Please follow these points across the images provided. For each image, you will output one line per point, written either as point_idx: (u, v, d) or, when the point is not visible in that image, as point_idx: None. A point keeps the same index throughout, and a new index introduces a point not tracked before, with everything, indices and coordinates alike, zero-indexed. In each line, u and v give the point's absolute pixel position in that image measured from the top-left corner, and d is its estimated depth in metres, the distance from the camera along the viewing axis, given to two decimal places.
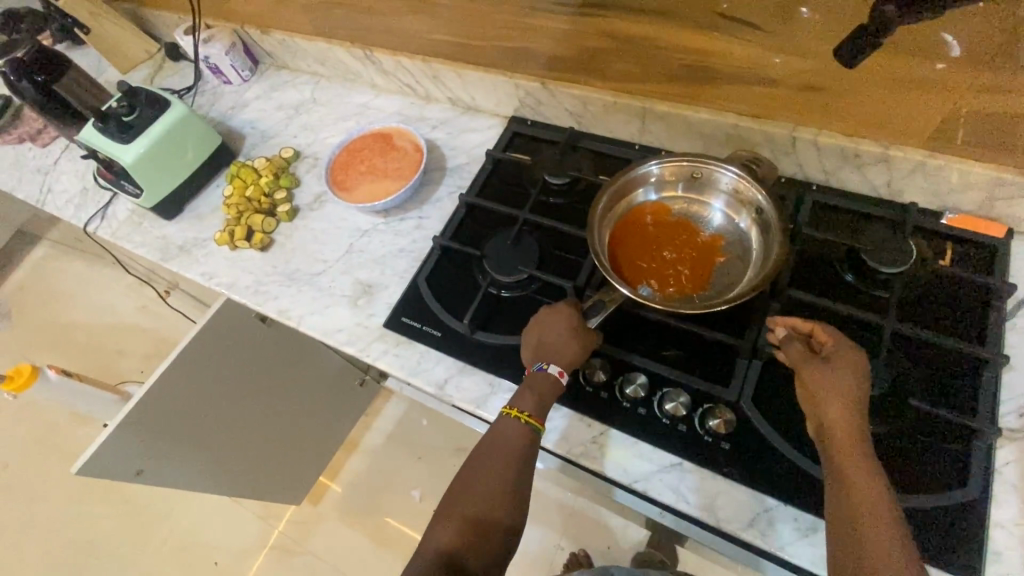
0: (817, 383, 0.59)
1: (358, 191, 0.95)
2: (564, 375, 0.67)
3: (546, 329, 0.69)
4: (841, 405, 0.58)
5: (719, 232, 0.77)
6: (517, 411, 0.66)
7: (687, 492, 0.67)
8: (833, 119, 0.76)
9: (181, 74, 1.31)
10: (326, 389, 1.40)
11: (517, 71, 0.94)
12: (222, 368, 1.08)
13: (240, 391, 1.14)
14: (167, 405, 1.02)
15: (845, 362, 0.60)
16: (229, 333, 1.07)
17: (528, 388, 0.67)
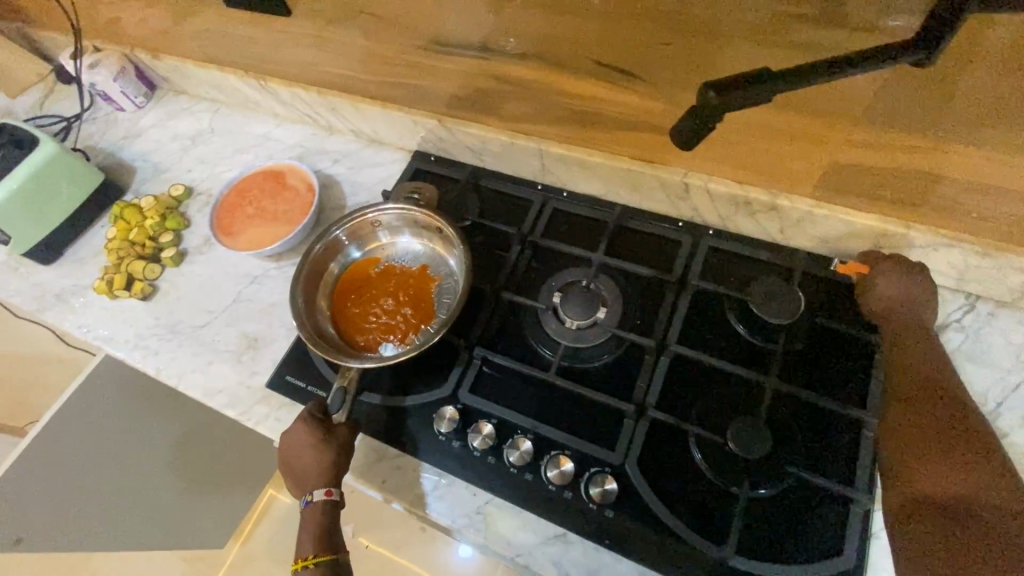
0: (896, 309, 0.67)
1: (246, 237, 0.89)
2: (332, 491, 0.68)
3: (288, 454, 0.69)
4: (914, 318, 0.66)
5: (426, 266, 0.81)
6: (302, 560, 0.66)
7: (569, 566, 0.64)
8: (723, 164, 0.74)
9: (72, 99, 1.22)
10: (241, 459, 1.27)
11: (414, 107, 0.90)
12: (118, 419, 1.05)
13: (142, 448, 1.08)
14: (53, 459, 0.98)
15: (907, 288, 0.66)
16: (121, 382, 1.04)
17: (305, 531, 0.67)
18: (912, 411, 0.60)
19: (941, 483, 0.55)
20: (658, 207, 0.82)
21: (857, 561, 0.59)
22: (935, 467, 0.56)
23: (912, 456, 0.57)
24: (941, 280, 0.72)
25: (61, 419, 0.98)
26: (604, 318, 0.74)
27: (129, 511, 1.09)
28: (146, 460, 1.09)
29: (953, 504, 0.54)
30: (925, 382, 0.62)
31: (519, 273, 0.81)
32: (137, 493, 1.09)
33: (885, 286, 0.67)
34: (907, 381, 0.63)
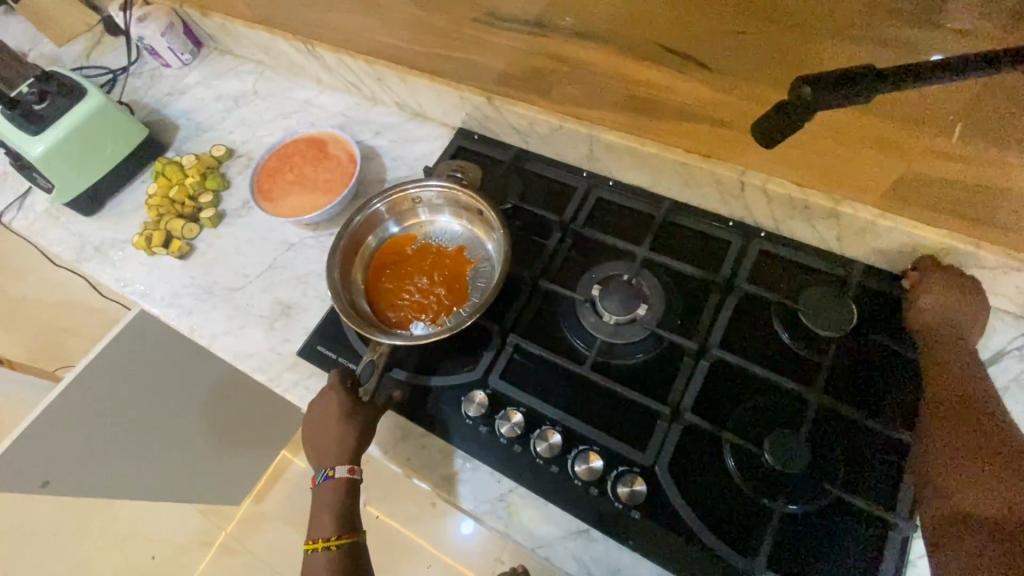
0: (936, 328, 0.64)
1: (284, 203, 0.88)
2: (355, 469, 0.68)
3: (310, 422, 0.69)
4: (949, 331, 0.63)
5: (463, 246, 0.79)
6: (320, 542, 0.66)
7: (590, 563, 0.63)
8: (784, 165, 0.71)
9: (119, 51, 1.22)
10: (260, 424, 1.30)
11: (462, 83, 0.88)
12: (147, 376, 1.06)
13: (168, 408, 1.11)
14: (84, 410, 0.99)
15: (947, 288, 0.64)
16: (152, 341, 1.06)
17: (324, 511, 0.67)
18: (947, 430, 0.55)
19: (994, 498, 0.49)
20: (708, 204, 0.79)
21: None
22: (978, 485, 0.50)
23: (957, 477, 0.52)
24: (1007, 305, 0.68)
25: (93, 371, 0.99)
26: (644, 315, 0.72)
27: (149, 465, 1.12)
28: (170, 420, 1.12)
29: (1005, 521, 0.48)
30: (963, 394, 0.57)
31: (558, 261, 0.79)
32: (160, 450, 1.12)
33: (930, 297, 0.64)
34: (943, 395, 0.58)
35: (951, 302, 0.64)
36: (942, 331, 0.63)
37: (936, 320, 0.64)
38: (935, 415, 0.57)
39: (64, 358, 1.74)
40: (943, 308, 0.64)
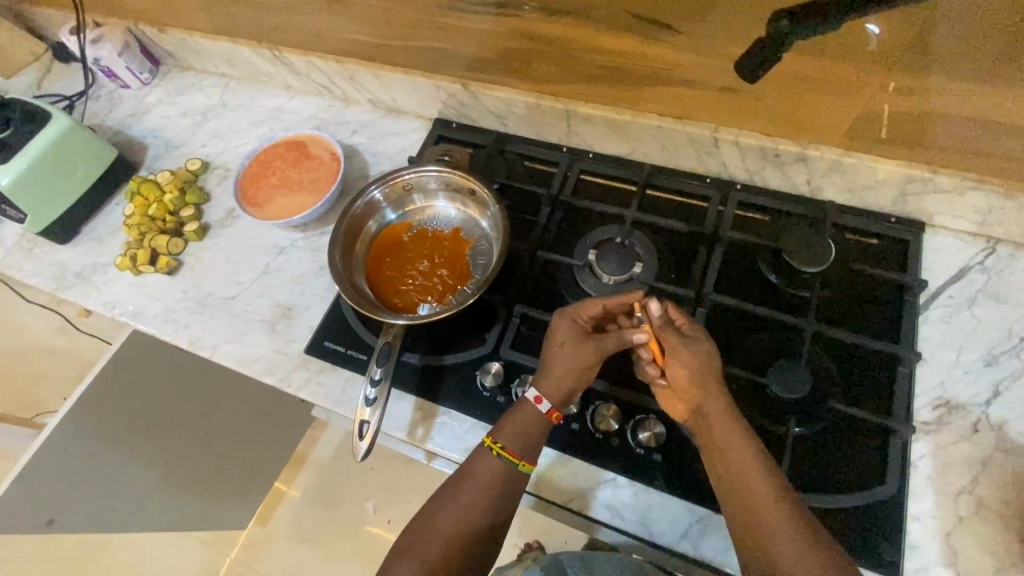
0: (709, 416, 0.59)
1: (271, 207, 0.89)
2: (542, 402, 0.64)
3: (560, 369, 0.63)
4: (728, 421, 0.58)
5: (459, 227, 0.81)
6: (494, 444, 0.63)
7: (621, 508, 0.66)
8: (753, 118, 0.75)
9: (72, 77, 1.19)
10: (263, 423, 1.28)
11: (436, 72, 0.90)
12: (141, 404, 1.03)
13: (170, 425, 1.09)
14: (83, 440, 0.97)
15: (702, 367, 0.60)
16: (143, 362, 1.01)
17: (511, 420, 0.64)
18: (788, 546, 0.52)
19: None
20: (685, 164, 0.83)
21: (898, 487, 0.62)
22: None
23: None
24: (965, 225, 0.75)
25: (91, 402, 0.96)
26: (640, 272, 0.75)
27: (155, 481, 1.11)
28: (173, 435, 1.10)
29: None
30: (771, 509, 0.54)
31: (551, 233, 0.82)
32: (164, 465, 1.11)
33: (683, 374, 0.61)
34: (761, 503, 0.54)
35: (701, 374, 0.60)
36: (741, 426, 0.58)
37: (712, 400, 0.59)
38: (753, 526, 0.54)
39: (37, 404, 1.65)
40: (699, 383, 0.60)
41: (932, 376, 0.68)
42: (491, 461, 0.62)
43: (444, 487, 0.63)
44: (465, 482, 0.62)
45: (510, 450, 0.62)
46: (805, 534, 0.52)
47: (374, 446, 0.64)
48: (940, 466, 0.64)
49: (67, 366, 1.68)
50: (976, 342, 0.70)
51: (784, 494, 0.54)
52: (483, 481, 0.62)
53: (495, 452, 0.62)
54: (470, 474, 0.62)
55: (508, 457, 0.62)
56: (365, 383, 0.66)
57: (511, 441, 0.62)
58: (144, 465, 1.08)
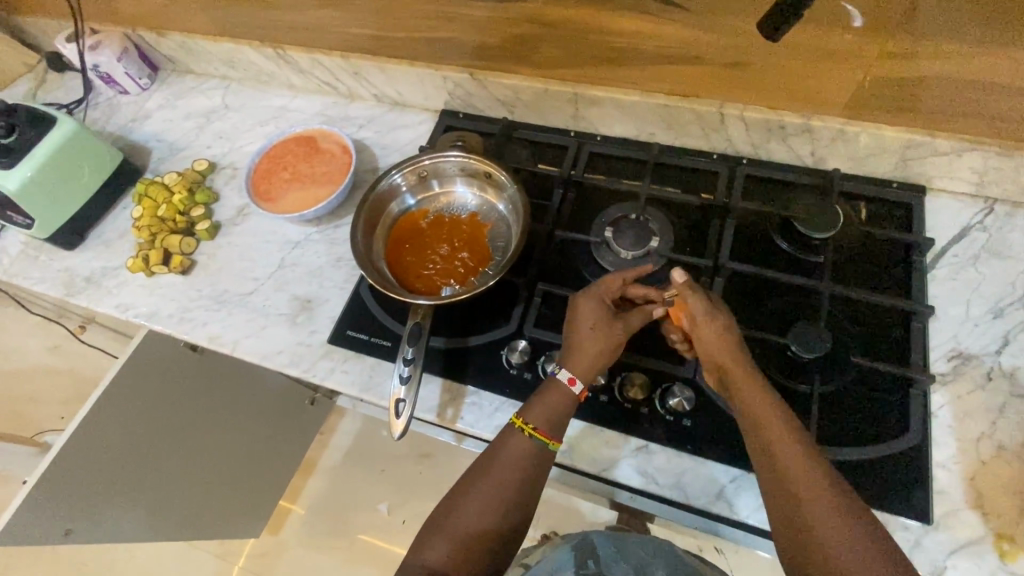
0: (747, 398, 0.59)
1: (284, 201, 0.89)
2: (575, 384, 0.64)
3: (587, 349, 0.65)
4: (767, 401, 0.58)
5: (476, 212, 0.82)
6: (523, 423, 0.63)
7: (655, 474, 0.67)
8: (759, 92, 0.78)
9: (68, 86, 1.18)
10: (262, 422, 1.33)
11: (443, 63, 0.91)
12: (153, 412, 1.03)
13: (178, 431, 1.10)
14: (99, 450, 0.96)
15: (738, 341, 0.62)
16: (157, 370, 1.02)
17: (540, 401, 0.64)
18: (827, 510, 0.52)
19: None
20: (692, 142, 0.85)
21: (921, 436, 0.64)
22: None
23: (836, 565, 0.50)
24: (963, 186, 0.78)
25: (104, 411, 0.96)
26: (657, 246, 0.77)
27: (165, 489, 1.12)
28: (183, 441, 1.12)
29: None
30: (809, 474, 0.53)
31: (567, 213, 0.83)
32: (174, 472, 1.13)
33: (721, 346, 0.62)
34: (800, 469, 0.54)
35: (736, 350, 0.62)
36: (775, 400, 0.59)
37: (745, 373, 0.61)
38: (793, 491, 0.53)
39: (33, 425, 1.60)
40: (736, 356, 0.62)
41: (944, 330, 0.71)
42: (521, 442, 0.62)
43: (468, 475, 0.63)
44: (489, 471, 0.62)
45: (541, 430, 0.62)
46: (844, 502, 0.52)
47: (409, 428, 0.65)
48: (959, 414, 0.66)
49: (65, 384, 1.64)
50: (982, 296, 0.72)
51: (822, 462, 0.54)
52: (509, 468, 0.61)
53: (528, 433, 0.62)
54: (495, 461, 0.62)
55: (539, 437, 0.62)
56: (399, 363, 0.67)
57: (543, 421, 0.63)
58: (156, 473, 1.09)
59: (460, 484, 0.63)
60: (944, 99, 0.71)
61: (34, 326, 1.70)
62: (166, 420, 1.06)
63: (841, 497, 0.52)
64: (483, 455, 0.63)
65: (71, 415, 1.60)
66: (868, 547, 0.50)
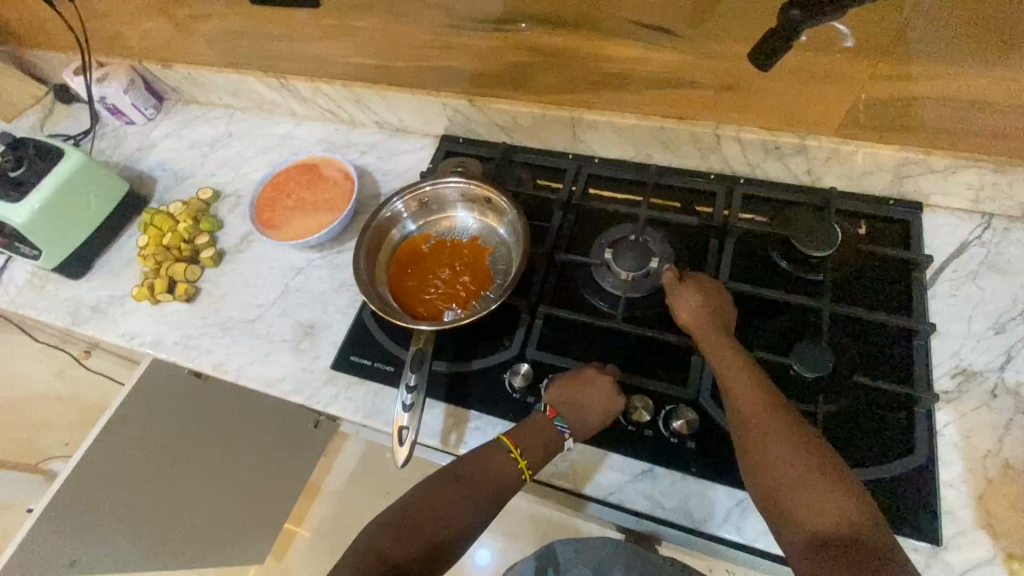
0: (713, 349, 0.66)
1: (288, 228, 0.90)
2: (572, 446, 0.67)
3: (586, 402, 0.67)
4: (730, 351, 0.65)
5: (477, 236, 0.83)
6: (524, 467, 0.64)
7: (660, 498, 0.67)
8: (756, 113, 0.79)
9: (75, 117, 1.21)
10: (269, 445, 1.33)
11: (443, 91, 0.93)
12: (157, 437, 1.04)
13: (184, 457, 1.10)
14: (104, 477, 0.97)
15: (704, 307, 0.68)
16: (159, 396, 1.02)
17: (542, 448, 0.65)
18: (783, 447, 0.56)
19: (827, 514, 0.53)
20: (689, 163, 0.87)
21: (927, 455, 0.64)
22: (816, 500, 0.53)
23: (790, 494, 0.54)
24: (960, 202, 0.78)
25: (108, 438, 0.96)
26: (657, 267, 0.78)
27: (173, 510, 1.12)
28: (189, 463, 1.12)
29: (850, 534, 0.52)
30: (762, 408, 0.59)
31: (567, 235, 0.84)
32: (181, 493, 1.12)
33: (686, 309, 0.69)
34: (759, 413, 0.59)
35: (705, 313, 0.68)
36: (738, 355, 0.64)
37: (713, 331, 0.67)
38: (754, 433, 0.58)
39: (36, 452, 1.60)
40: (706, 316, 0.68)
41: (946, 346, 0.71)
42: (504, 462, 0.64)
43: (443, 472, 0.64)
44: (464, 478, 0.63)
45: (528, 461, 0.64)
46: (800, 441, 0.57)
47: (413, 454, 0.65)
48: (965, 432, 0.66)
49: (70, 410, 1.64)
50: (984, 312, 0.73)
51: (780, 407, 0.59)
52: (485, 481, 0.63)
53: (514, 458, 0.64)
54: (475, 467, 0.64)
55: (522, 464, 0.64)
56: (402, 390, 0.67)
57: (533, 455, 0.64)
58: (162, 500, 1.09)
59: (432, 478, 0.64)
60: (935, 118, 0.72)
61: (40, 353, 1.71)
62: (170, 445, 1.07)
63: (797, 435, 0.57)
64: (462, 458, 0.65)
65: (75, 440, 1.60)
66: (818, 474, 0.55)
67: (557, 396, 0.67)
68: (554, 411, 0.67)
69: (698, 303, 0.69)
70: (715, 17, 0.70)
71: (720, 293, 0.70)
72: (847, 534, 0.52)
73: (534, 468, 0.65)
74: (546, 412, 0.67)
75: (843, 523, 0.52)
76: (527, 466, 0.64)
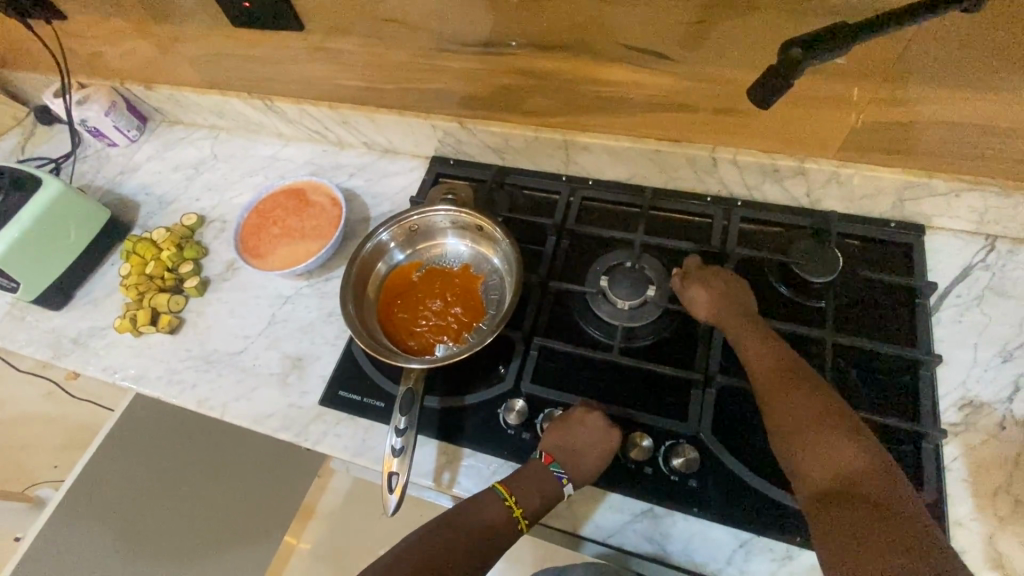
0: (736, 332, 0.67)
1: (274, 257, 0.88)
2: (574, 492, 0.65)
3: (579, 444, 0.65)
4: (752, 333, 0.65)
5: (468, 264, 0.81)
6: (521, 513, 0.62)
7: (661, 540, 0.64)
8: (753, 136, 0.77)
9: (56, 139, 1.17)
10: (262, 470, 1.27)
11: (432, 112, 0.91)
12: (146, 458, 1.12)
13: (172, 480, 1.14)
14: (98, 495, 1.07)
15: (728, 302, 0.69)
16: (146, 420, 1.14)
17: (538, 493, 0.63)
18: (805, 423, 0.56)
19: (829, 465, 0.53)
20: (685, 185, 0.85)
21: (936, 493, 0.62)
22: (818, 452, 0.54)
23: (795, 445, 0.56)
24: (963, 224, 0.77)
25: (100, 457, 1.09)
26: (654, 295, 0.76)
27: (162, 537, 1.12)
28: (176, 486, 1.14)
29: (852, 486, 0.51)
30: (783, 384, 0.60)
31: (561, 262, 0.82)
32: (170, 516, 1.12)
33: (712, 302, 0.69)
34: (774, 374, 0.61)
35: (732, 298, 0.69)
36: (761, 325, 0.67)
37: (738, 306, 0.69)
38: (768, 391, 0.60)
39: (26, 477, 1.56)
40: (734, 302, 0.69)
41: (953, 377, 0.69)
42: (499, 509, 0.62)
43: (434, 521, 0.61)
44: (454, 521, 0.60)
45: (523, 510, 0.62)
46: (825, 412, 0.56)
47: (404, 499, 0.62)
48: (974, 468, 0.64)
49: (58, 433, 1.60)
50: (990, 339, 0.71)
51: (801, 382, 0.59)
52: (477, 526, 0.60)
53: (509, 505, 0.62)
54: (469, 515, 0.61)
55: (517, 512, 0.62)
56: (391, 433, 0.65)
57: (530, 502, 0.62)
58: (147, 522, 1.11)
59: (423, 530, 0.60)
60: (935, 141, 0.69)
61: (22, 375, 1.65)
62: (154, 466, 1.13)
63: (811, 396, 0.58)
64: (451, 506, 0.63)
65: (64, 465, 1.56)
66: (826, 428, 0.55)
67: (552, 441, 0.66)
68: (550, 457, 0.65)
69: (729, 289, 0.70)
70: (708, 42, 0.67)
71: (731, 280, 0.71)
72: (846, 484, 0.52)
73: (530, 516, 0.62)
74: (542, 459, 0.65)
75: (845, 475, 0.52)
76: (523, 515, 0.62)
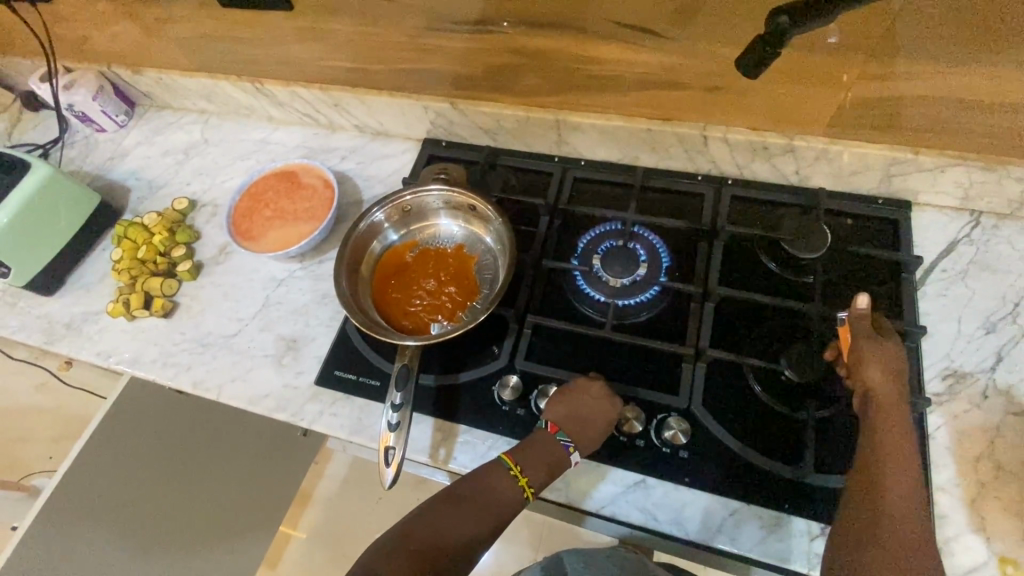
0: (881, 395, 0.60)
1: (266, 240, 0.88)
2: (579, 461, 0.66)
3: (584, 412, 0.65)
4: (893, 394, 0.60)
5: (461, 244, 0.81)
6: (527, 483, 0.63)
7: (654, 510, 0.66)
8: (742, 113, 0.77)
9: (43, 125, 1.16)
10: (251, 457, 1.30)
11: (423, 93, 0.90)
12: (143, 436, 1.11)
13: (167, 459, 1.14)
14: (96, 469, 1.04)
15: (898, 369, 0.61)
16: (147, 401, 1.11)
17: (542, 461, 0.64)
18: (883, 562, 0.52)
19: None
20: (676, 164, 0.85)
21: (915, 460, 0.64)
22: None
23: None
24: (949, 201, 0.78)
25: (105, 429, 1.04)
26: (645, 274, 0.77)
27: (153, 512, 1.12)
28: (175, 477, 1.15)
29: None
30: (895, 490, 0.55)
31: (553, 242, 0.83)
32: (164, 496, 1.13)
33: (874, 368, 0.61)
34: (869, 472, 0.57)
35: (891, 368, 0.61)
36: (871, 414, 0.60)
37: (878, 384, 0.61)
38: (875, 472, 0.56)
39: (21, 467, 1.56)
40: (890, 377, 0.61)
41: (938, 349, 0.71)
42: (506, 481, 0.63)
43: (448, 493, 0.62)
44: (464, 495, 0.62)
45: (529, 479, 0.63)
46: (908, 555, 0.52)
47: (401, 473, 0.63)
48: (957, 436, 0.65)
49: (53, 423, 1.60)
50: (973, 311, 0.72)
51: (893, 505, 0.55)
52: (488, 501, 0.62)
53: (514, 476, 0.63)
54: (477, 484, 0.63)
55: (523, 482, 0.63)
56: (387, 410, 0.65)
57: (534, 472, 0.63)
58: (140, 498, 1.10)
59: (432, 502, 0.62)
60: (919, 118, 0.70)
61: (14, 366, 1.63)
62: (153, 445, 1.12)
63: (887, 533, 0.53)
64: (462, 478, 0.64)
65: (60, 455, 1.56)
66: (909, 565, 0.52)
67: (557, 411, 0.66)
68: (556, 426, 0.65)
69: (877, 360, 0.61)
70: (698, 17, 0.68)
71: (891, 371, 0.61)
72: None
73: (535, 486, 0.63)
74: (548, 429, 0.66)
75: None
76: (528, 484, 0.63)
